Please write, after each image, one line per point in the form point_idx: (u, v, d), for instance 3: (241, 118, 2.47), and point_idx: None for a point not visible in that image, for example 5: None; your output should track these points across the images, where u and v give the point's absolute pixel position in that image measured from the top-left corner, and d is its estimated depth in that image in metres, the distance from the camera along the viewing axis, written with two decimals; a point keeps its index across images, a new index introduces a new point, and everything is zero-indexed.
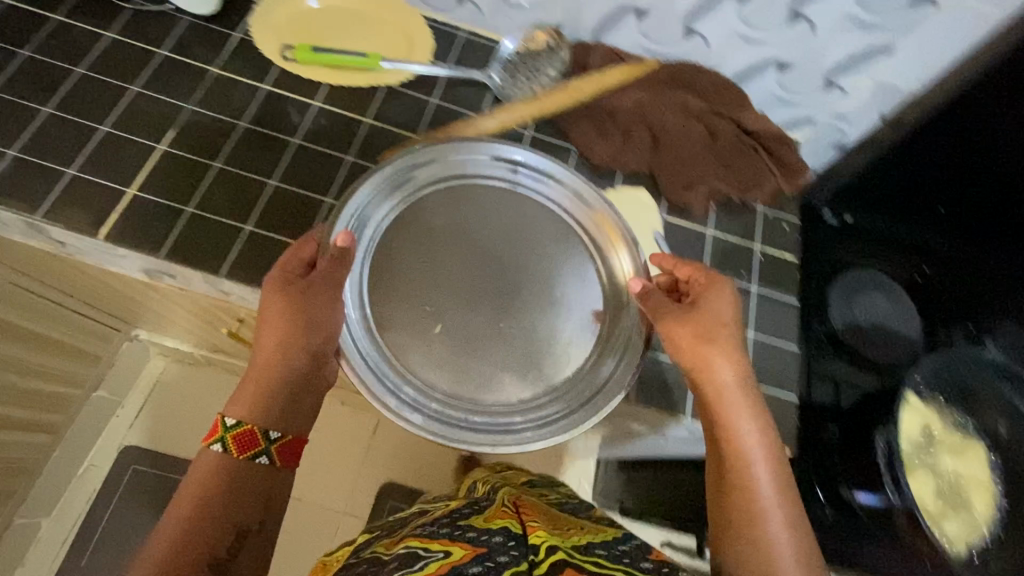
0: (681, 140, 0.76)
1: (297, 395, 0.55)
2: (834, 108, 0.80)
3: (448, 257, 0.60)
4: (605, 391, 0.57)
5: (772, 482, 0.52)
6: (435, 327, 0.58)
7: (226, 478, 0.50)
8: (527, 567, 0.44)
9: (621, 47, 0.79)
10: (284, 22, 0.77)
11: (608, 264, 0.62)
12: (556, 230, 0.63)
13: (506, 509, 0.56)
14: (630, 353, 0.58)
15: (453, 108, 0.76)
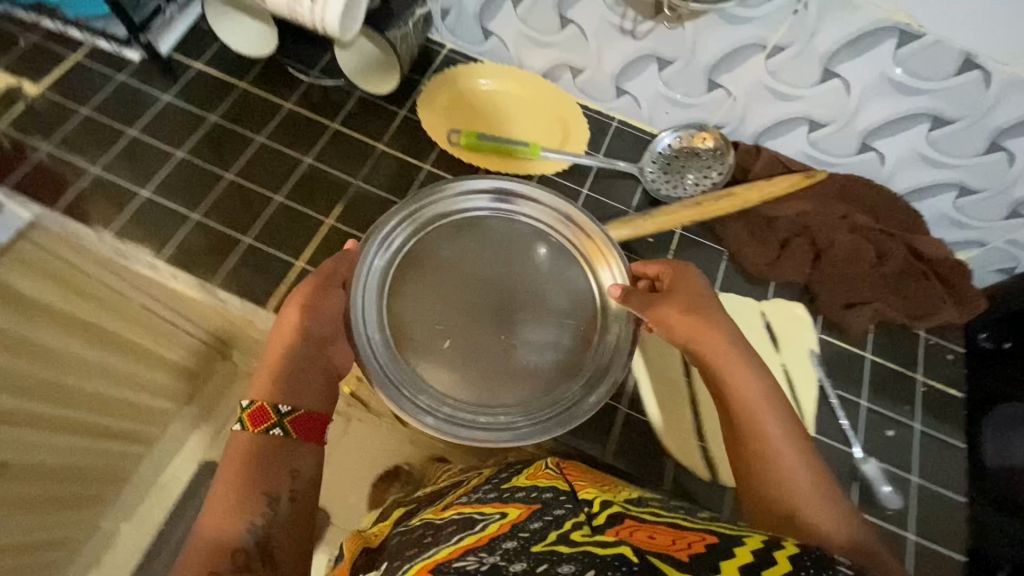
0: (846, 258, 0.72)
1: (304, 373, 0.56)
2: (1014, 236, 0.74)
3: (453, 279, 0.63)
4: (586, 396, 0.59)
5: (779, 424, 0.53)
6: (445, 339, 0.60)
7: (254, 452, 0.51)
8: (583, 518, 0.45)
9: (783, 152, 0.76)
10: (449, 104, 0.80)
11: (596, 281, 0.63)
12: (535, 243, 0.65)
13: (547, 467, 0.59)
14: (616, 352, 0.60)
15: (605, 202, 0.77)
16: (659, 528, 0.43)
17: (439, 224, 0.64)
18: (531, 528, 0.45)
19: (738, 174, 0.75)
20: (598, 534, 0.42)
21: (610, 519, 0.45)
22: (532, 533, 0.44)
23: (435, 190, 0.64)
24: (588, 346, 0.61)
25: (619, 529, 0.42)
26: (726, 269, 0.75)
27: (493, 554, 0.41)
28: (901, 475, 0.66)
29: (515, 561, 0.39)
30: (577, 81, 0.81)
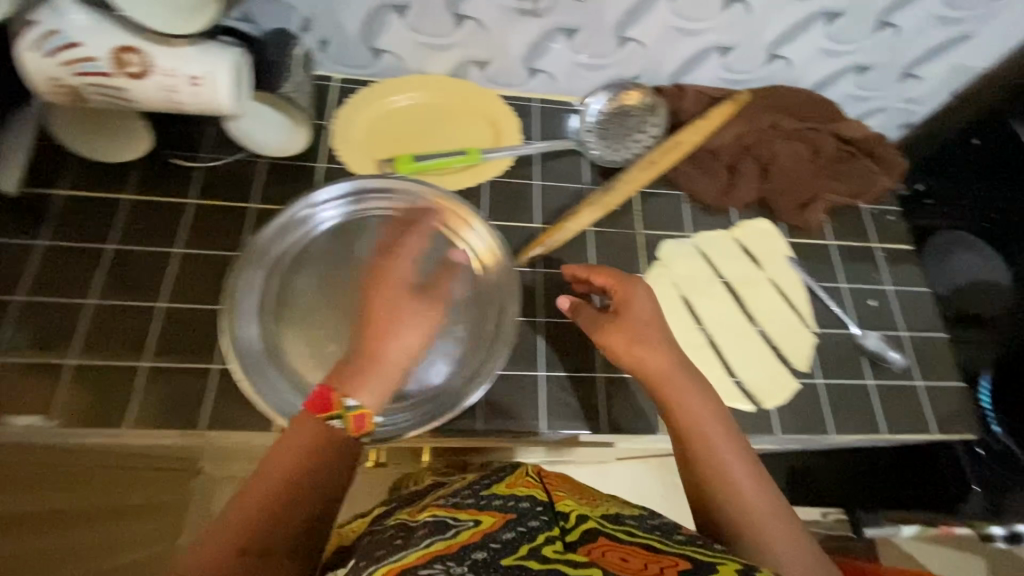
0: (788, 164, 0.77)
1: (379, 375, 0.54)
2: (906, 94, 0.83)
3: (326, 290, 0.64)
4: (482, 369, 0.62)
5: (732, 447, 0.55)
6: (331, 344, 0.61)
7: (316, 451, 0.49)
8: (558, 533, 0.48)
9: (702, 83, 0.78)
10: (366, 137, 0.73)
11: (462, 242, 0.66)
12: (399, 233, 0.67)
13: (528, 475, 0.60)
14: (508, 319, 0.64)
15: (561, 186, 0.75)
16: (630, 549, 0.47)
17: (295, 248, 0.65)
18: (502, 539, 0.47)
19: (672, 118, 0.77)
20: (569, 554, 0.45)
21: (582, 537, 0.48)
22: (503, 544, 0.46)
23: (295, 201, 0.66)
24: (477, 318, 0.64)
25: (594, 548, 0.46)
26: (689, 209, 0.78)
27: (461, 563, 0.43)
28: (893, 334, 0.74)
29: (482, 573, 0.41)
30: (486, 73, 0.77)
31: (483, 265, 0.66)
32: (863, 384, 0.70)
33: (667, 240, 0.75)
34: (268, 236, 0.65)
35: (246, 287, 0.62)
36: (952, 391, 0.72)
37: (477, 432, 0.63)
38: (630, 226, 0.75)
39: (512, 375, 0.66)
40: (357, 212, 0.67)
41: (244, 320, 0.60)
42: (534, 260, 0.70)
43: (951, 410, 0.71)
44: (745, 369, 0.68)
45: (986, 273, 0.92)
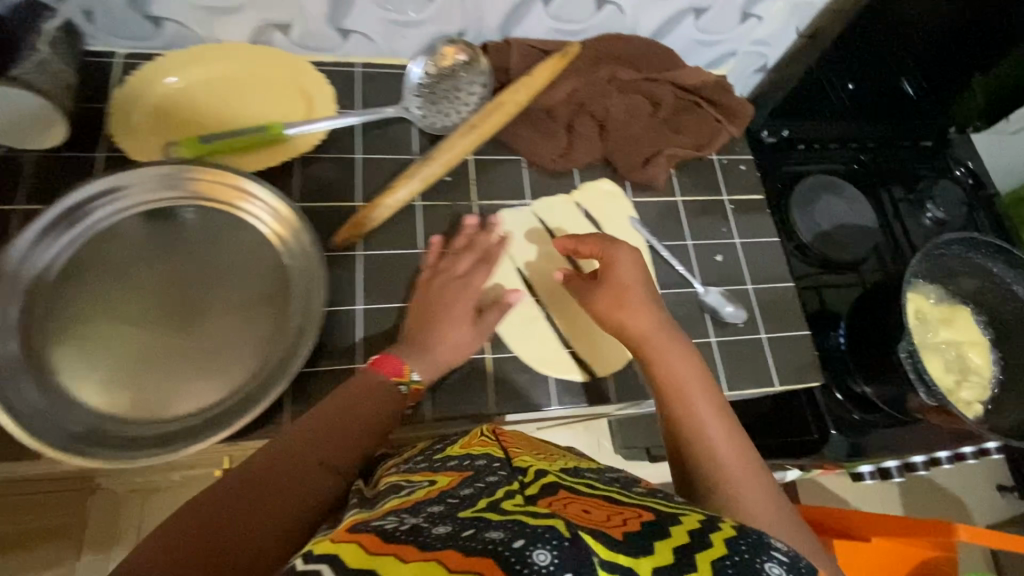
0: (626, 118, 0.73)
1: (444, 332, 0.60)
2: (753, 36, 0.79)
3: (102, 300, 0.59)
4: (285, 356, 0.58)
5: (711, 406, 0.54)
6: (112, 356, 0.56)
7: (342, 424, 0.51)
8: (516, 486, 0.42)
9: (534, 36, 0.73)
10: (151, 119, 0.65)
11: (250, 215, 0.63)
12: (183, 222, 0.62)
13: (486, 433, 0.54)
14: (310, 296, 0.60)
15: (384, 159, 0.70)
16: (592, 501, 0.40)
17: (62, 261, 0.59)
18: (460, 495, 0.41)
19: (501, 75, 0.72)
20: (531, 504, 0.38)
21: (545, 488, 0.42)
22: (461, 500, 0.40)
23: (49, 205, 0.59)
24: (276, 297, 0.61)
25: (554, 500, 0.39)
26: (528, 174, 0.73)
27: (418, 516, 0.36)
28: (739, 289, 0.72)
29: (439, 524, 0.34)
30: (292, 38, 0.70)
31: (278, 237, 0.63)
32: (705, 342, 0.69)
33: (504, 210, 0.71)
34: (27, 250, 0.57)
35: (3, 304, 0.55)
36: (796, 341, 0.72)
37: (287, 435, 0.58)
38: (463, 198, 0.71)
39: (328, 370, 0.61)
40: (132, 208, 0.62)
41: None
42: (351, 243, 0.65)
43: (796, 360, 0.71)
44: (579, 338, 0.67)
45: (847, 217, 0.94)
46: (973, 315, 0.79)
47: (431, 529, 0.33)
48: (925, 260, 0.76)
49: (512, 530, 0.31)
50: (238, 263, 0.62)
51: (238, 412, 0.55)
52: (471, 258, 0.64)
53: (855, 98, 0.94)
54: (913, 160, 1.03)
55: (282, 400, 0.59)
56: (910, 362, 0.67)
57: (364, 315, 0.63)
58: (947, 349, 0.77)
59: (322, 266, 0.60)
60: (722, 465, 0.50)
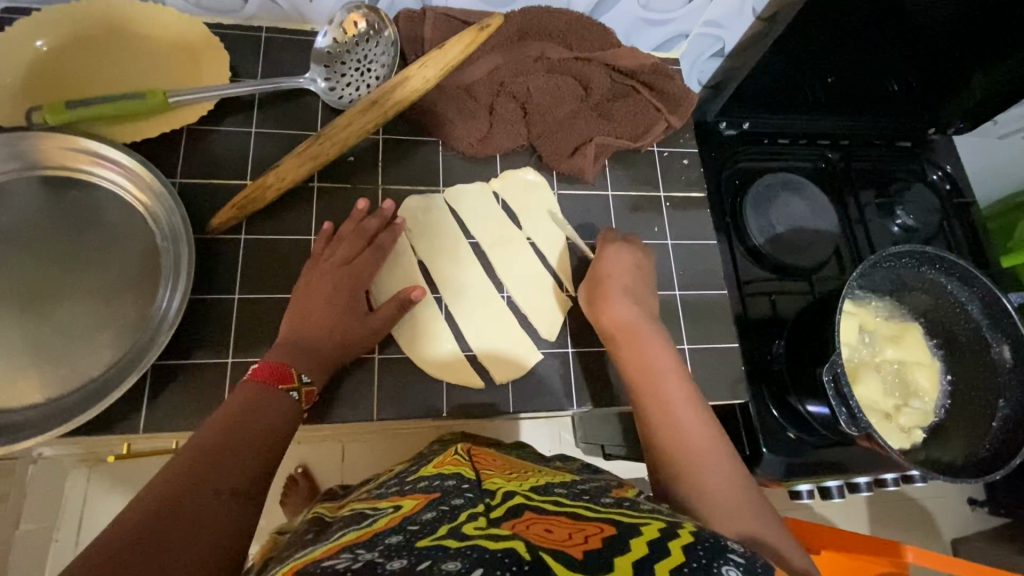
0: (553, 102, 0.67)
1: (336, 331, 0.55)
2: (705, 17, 0.72)
3: None
4: (148, 335, 0.53)
5: (686, 401, 0.52)
6: None
7: (262, 420, 0.47)
8: (482, 507, 0.42)
9: (454, 5, 0.66)
10: (23, 82, 0.60)
11: (112, 182, 0.58)
12: (33, 195, 0.57)
13: (457, 454, 0.56)
14: (177, 270, 0.56)
15: (281, 134, 0.64)
16: (555, 520, 0.39)
17: None
18: (423, 520, 0.40)
19: (415, 50, 0.65)
20: (493, 526, 0.38)
21: (510, 511, 0.41)
22: (423, 526, 0.39)
23: None
24: (141, 272, 0.56)
25: (517, 521, 0.38)
26: (443, 158, 0.67)
27: (372, 550, 0.35)
28: (664, 294, 0.67)
29: (395, 558, 0.34)
30: None
31: (144, 203, 0.58)
32: None
33: (413, 195, 0.66)
34: None
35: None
36: (723, 354, 0.67)
37: (143, 433, 0.54)
38: (368, 182, 0.65)
39: (195, 364, 0.56)
40: None
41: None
42: (234, 225, 0.60)
43: (721, 375, 0.66)
44: (479, 339, 0.62)
45: (806, 218, 0.87)
46: (924, 335, 0.73)
47: (385, 564, 0.33)
48: (874, 272, 0.70)
49: (471, 560, 0.32)
50: (103, 241, 0.57)
51: (83, 405, 0.51)
52: (355, 243, 0.59)
53: (834, 91, 0.87)
54: (891, 155, 0.96)
55: (140, 394, 0.54)
56: (833, 384, 0.61)
57: (241, 306, 0.58)
58: (891, 368, 0.71)
59: (190, 248, 0.55)
60: (691, 450, 0.48)
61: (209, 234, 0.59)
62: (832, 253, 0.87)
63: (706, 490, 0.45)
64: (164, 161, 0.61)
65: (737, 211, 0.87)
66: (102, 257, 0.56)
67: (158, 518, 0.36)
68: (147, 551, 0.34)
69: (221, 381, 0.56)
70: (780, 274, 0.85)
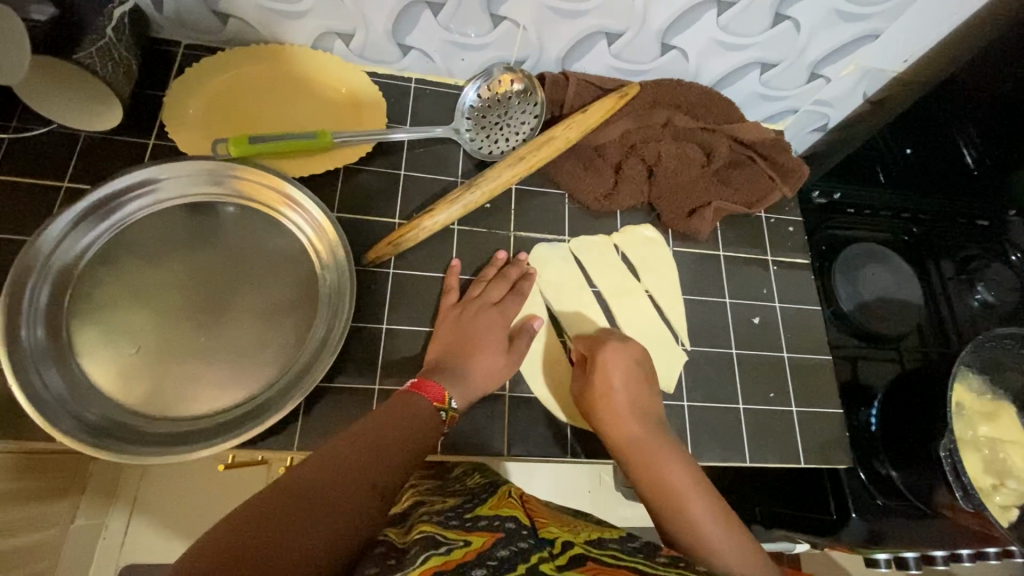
0: (677, 166, 0.72)
1: (481, 365, 0.60)
2: (816, 96, 0.77)
3: (126, 290, 0.58)
4: (313, 365, 0.57)
5: (705, 505, 0.55)
6: (134, 349, 0.56)
7: (374, 447, 0.49)
8: (547, 553, 0.42)
9: (592, 72, 0.72)
10: (209, 114, 0.66)
11: (285, 218, 0.63)
12: (217, 220, 0.62)
13: (510, 495, 0.54)
14: (339, 307, 0.59)
15: (426, 177, 0.69)
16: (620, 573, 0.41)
17: (96, 255, 0.58)
18: (498, 557, 0.41)
19: (553, 111, 0.71)
20: (567, 571, 0.40)
21: (574, 560, 0.42)
22: (500, 561, 0.40)
23: (89, 193, 0.58)
24: (306, 303, 0.60)
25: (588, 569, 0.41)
26: (569, 210, 0.72)
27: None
28: (772, 354, 0.70)
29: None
30: (352, 48, 0.70)
31: (312, 241, 0.62)
32: (731, 407, 0.67)
33: (541, 244, 0.70)
34: (59, 235, 0.57)
35: (34, 285, 0.55)
36: (826, 418, 0.68)
37: (293, 448, 0.57)
38: (501, 227, 0.70)
39: (343, 387, 0.60)
40: (167, 202, 0.61)
41: (26, 323, 0.54)
42: (384, 259, 0.64)
43: (824, 438, 0.68)
44: None
45: (892, 289, 0.89)
46: (1018, 415, 0.75)
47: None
48: (977, 350, 0.74)
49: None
50: (271, 268, 0.61)
51: (251, 420, 0.54)
52: (501, 288, 0.65)
53: (913, 168, 0.90)
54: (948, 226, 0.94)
55: (294, 411, 0.58)
56: (950, 461, 0.67)
57: (387, 335, 0.63)
58: (984, 445, 0.73)
59: (352, 281, 0.59)
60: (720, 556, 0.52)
61: (362, 267, 0.64)
62: (918, 324, 0.89)
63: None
64: (322, 195, 0.66)
65: (826, 276, 0.89)
66: (270, 284, 0.61)
67: (301, 501, 0.42)
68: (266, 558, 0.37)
69: (366, 405, 0.60)
70: (869, 342, 0.87)
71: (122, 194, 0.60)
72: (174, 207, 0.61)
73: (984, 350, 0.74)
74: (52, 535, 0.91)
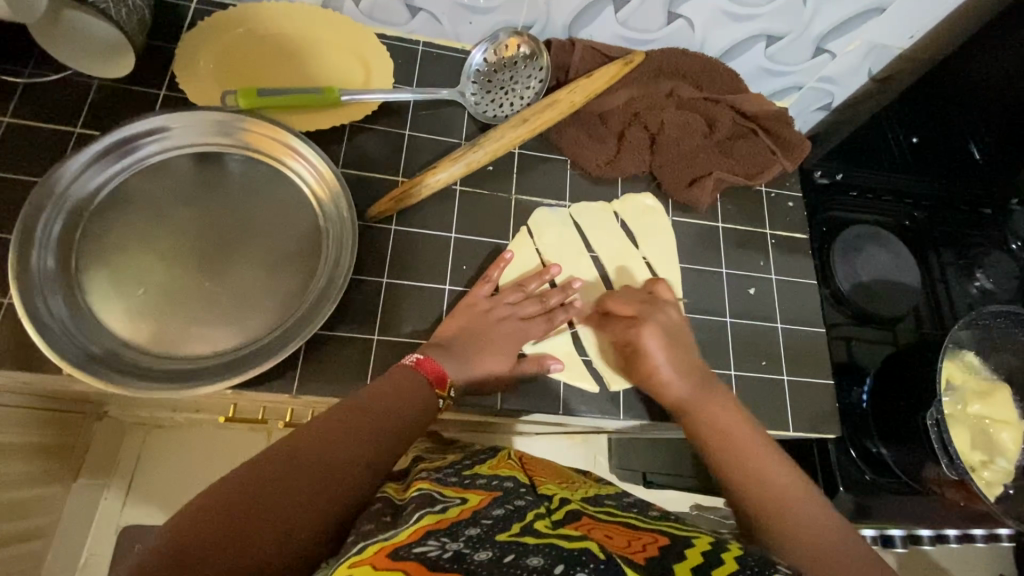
0: (680, 136, 0.73)
1: (477, 327, 0.61)
2: (821, 73, 0.78)
3: (135, 231, 0.59)
4: (315, 311, 0.58)
5: (759, 447, 0.54)
6: (141, 286, 0.57)
7: (380, 403, 0.52)
8: (544, 509, 0.43)
9: (598, 40, 0.74)
10: (218, 67, 0.67)
11: (290, 170, 0.64)
12: (225, 170, 0.63)
13: (508, 458, 0.56)
14: (342, 258, 0.60)
15: (430, 138, 0.70)
16: (613, 527, 0.41)
17: (107, 196, 0.60)
18: (493, 515, 0.41)
19: (557, 76, 0.72)
20: (562, 527, 0.39)
21: (570, 515, 0.42)
22: (495, 520, 0.40)
23: (102, 135, 0.60)
24: (312, 255, 0.62)
25: (580, 524, 0.40)
26: (571, 177, 0.72)
27: (457, 539, 0.36)
28: (766, 324, 0.71)
29: (480, 549, 0.35)
30: (362, 8, 0.71)
31: (315, 195, 0.64)
32: (724, 373, 0.67)
33: (541, 208, 0.70)
34: (73, 174, 0.59)
35: (47, 218, 0.57)
36: (818, 390, 0.69)
37: (291, 392, 0.59)
38: (503, 190, 0.70)
39: (344, 336, 0.61)
40: (176, 149, 0.62)
41: (38, 249, 0.55)
42: (388, 216, 0.66)
43: (815, 410, 0.68)
44: (595, 348, 0.65)
45: (890, 271, 0.89)
46: (1012, 396, 0.76)
47: (473, 555, 0.34)
48: (967, 326, 0.75)
49: (552, 556, 0.33)
50: (276, 220, 0.62)
51: (252, 361, 0.55)
52: (534, 307, 0.64)
53: (917, 156, 0.89)
54: (968, 226, 0.93)
55: (294, 356, 0.59)
56: (937, 431, 0.69)
57: (387, 289, 0.64)
58: (975, 422, 0.73)
59: (355, 233, 0.61)
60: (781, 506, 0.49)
61: (365, 223, 0.66)
62: (914, 309, 0.88)
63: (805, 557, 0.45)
64: (329, 151, 0.68)
65: (825, 256, 0.89)
66: (275, 233, 0.62)
67: (293, 459, 0.44)
68: (265, 513, 0.40)
69: (365, 356, 0.61)
70: (867, 322, 0.86)
71: (133, 139, 0.61)
72: (183, 155, 0.63)
73: (977, 333, 0.75)
74: (56, 491, 0.93)
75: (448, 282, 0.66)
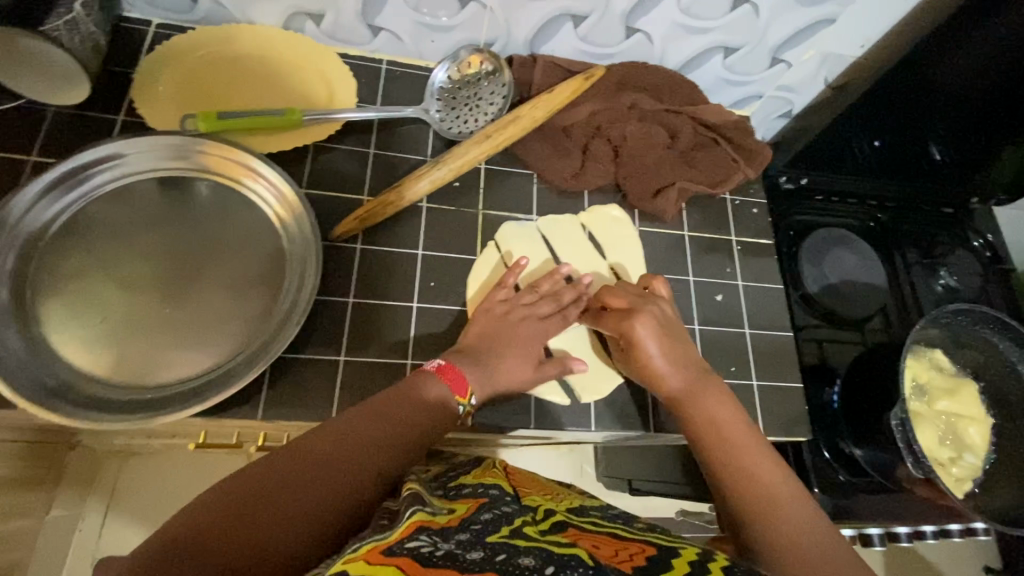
0: (643, 147, 0.74)
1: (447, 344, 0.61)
2: (780, 81, 0.80)
3: (93, 259, 0.58)
4: (278, 334, 0.57)
5: (752, 444, 0.54)
6: (101, 316, 0.56)
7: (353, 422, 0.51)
8: (531, 517, 0.43)
9: (560, 55, 0.75)
10: (177, 91, 0.67)
11: (252, 191, 0.63)
12: (185, 193, 0.62)
13: (493, 468, 0.56)
14: (306, 278, 0.60)
15: (395, 156, 0.70)
16: (599, 538, 0.41)
17: (64, 225, 0.59)
18: (482, 520, 0.40)
19: (520, 91, 0.73)
20: (550, 535, 0.39)
21: (557, 525, 0.42)
22: (484, 525, 0.39)
23: (58, 163, 0.59)
24: (277, 276, 0.61)
25: (568, 534, 0.40)
26: (538, 190, 0.73)
27: (449, 539, 0.36)
28: (734, 330, 0.71)
29: (471, 550, 0.35)
30: (324, 28, 0.71)
31: (279, 215, 0.63)
32: None
33: (508, 222, 0.71)
34: (28, 205, 0.58)
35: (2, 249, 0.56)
36: (789, 394, 0.70)
37: (256, 417, 0.58)
38: (470, 205, 0.71)
39: (311, 358, 0.61)
40: (134, 175, 0.62)
41: None
42: (354, 235, 0.66)
43: (786, 413, 0.69)
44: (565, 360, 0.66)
45: (857, 273, 0.91)
46: (977, 392, 0.77)
47: (465, 556, 0.34)
48: (933, 324, 0.77)
49: (543, 558, 0.34)
50: (238, 243, 0.62)
51: (215, 387, 0.55)
52: None
53: (880, 159, 0.91)
54: (936, 225, 0.96)
55: (259, 380, 0.59)
56: (902, 429, 0.69)
57: (354, 309, 0.64)
58: (944, 419, 0.75)
59: (319, 253, 0.60)
60: (771, 501, 0.50)
61: (331, 243, 0.65)
62: (880, 308, 0.90)
63: (791, 549, 0.46)
64: (292, 172, 0.67)
65: (793, 260, 0.90)
66: (238, 256, 0.61)
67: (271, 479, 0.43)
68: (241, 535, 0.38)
69: (332, 377, 0.60)
70: (838, 324, 0.87)
71: (89, 167, 0.60)
72: (142, 180, 0.62)
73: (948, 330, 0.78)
74: (26, 526, 0.89)
75: (416, 299, 0.66)
